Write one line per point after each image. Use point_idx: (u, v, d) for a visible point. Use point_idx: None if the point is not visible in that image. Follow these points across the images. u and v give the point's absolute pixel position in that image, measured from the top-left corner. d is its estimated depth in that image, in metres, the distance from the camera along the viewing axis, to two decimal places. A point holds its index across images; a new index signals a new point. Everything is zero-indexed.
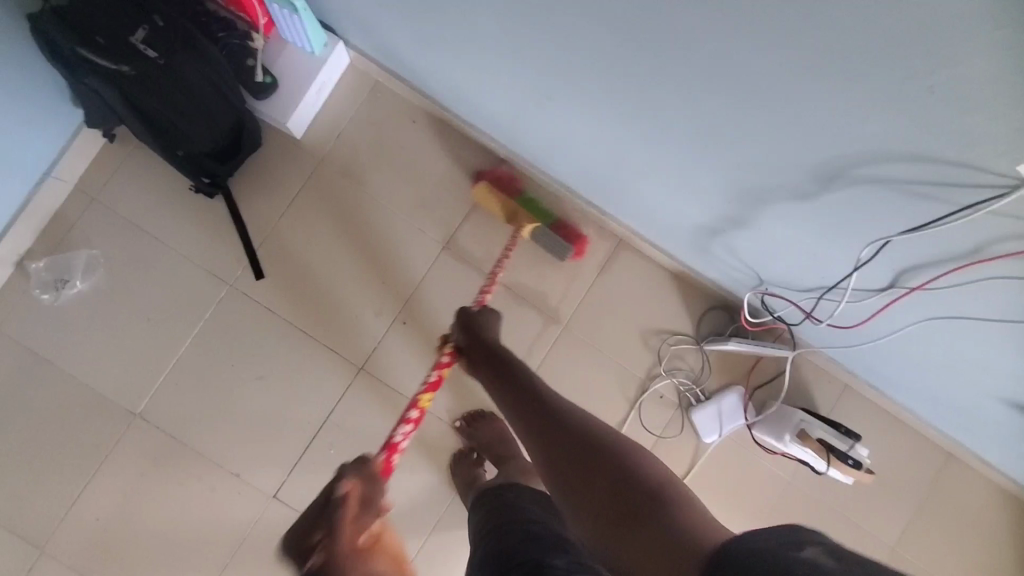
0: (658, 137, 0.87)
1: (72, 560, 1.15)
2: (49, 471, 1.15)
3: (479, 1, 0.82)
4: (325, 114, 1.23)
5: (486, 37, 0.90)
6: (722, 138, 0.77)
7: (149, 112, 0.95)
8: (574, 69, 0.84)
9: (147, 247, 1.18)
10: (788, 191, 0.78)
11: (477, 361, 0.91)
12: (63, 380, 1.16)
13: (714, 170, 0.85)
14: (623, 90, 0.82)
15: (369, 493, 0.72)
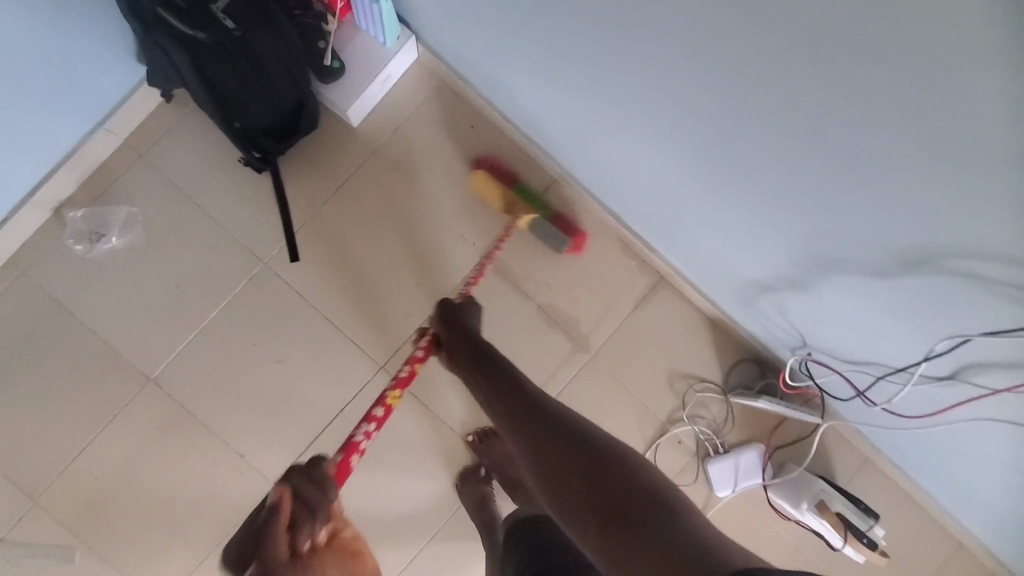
0: (730, 186, 0.85)
1: (64, 515, 1.13)
2: (57, 422, 1.14)
3: (570, 23, 0.80)
4: (385, 105, 1.21)
5: (568, 58, 0.88)
6: (801, 201, 0.75)
7: (216, 80, 0.94)
8: (658, 106, 0.82)
9: (187, 212, 1.17)
10: (862, 266, 0.75)
11: (457, 358, 0.89)
12: (83, 333, 1.14)
13: (782, 231, 0.83)
14: (704, 134, 0.80)
15: (318, 496, 0.60)
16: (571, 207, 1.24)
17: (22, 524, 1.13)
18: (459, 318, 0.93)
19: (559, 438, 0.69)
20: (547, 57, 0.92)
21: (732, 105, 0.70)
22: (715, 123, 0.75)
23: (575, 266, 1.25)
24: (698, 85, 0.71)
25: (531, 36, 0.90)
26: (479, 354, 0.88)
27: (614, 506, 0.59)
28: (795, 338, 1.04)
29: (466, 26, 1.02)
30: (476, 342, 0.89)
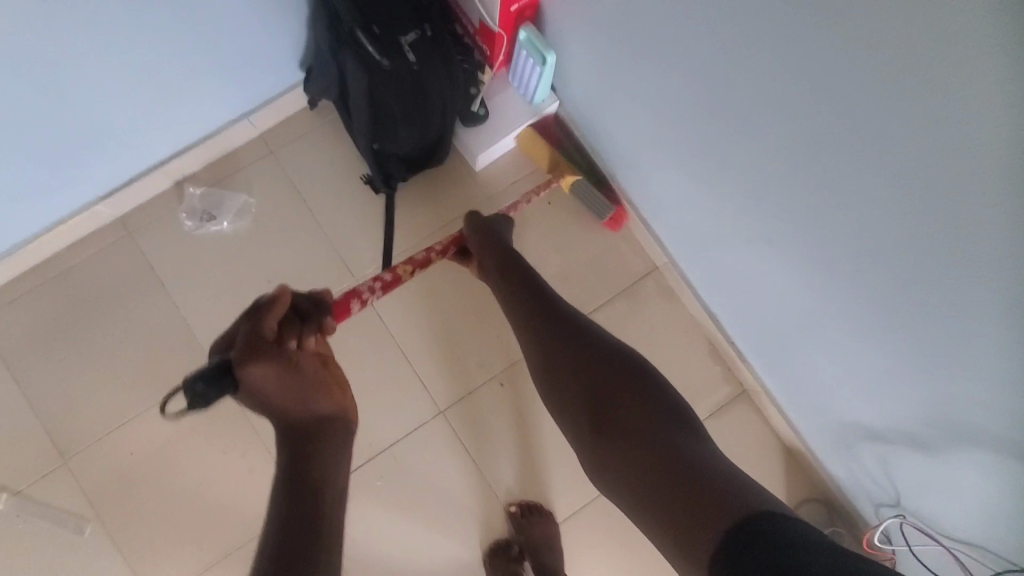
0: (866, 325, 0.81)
1: (88, 482, 1.10)
2: (111, 385, 1.12)
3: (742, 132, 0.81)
4: (509, 159, 1.23)
5: (723, 161, 0.89)
6: (958, 363, 0.71)
7: (379, 103, 0.98)
8: (811, 229, 0.80)
9: (298, 214, 1.19)
10: (1009, 447, 0.70)
11: (488, 266, 0.93)
12: (165, 305, 1.15)
13: (917, 386, 0.79)
14: (853, 269, 0.78)
15: (315, 319, 0.70)
16: (667, 298, 1.22)
17: (43, 480, 1.09)
18: (493, 228, 0.97)
19: (580, 366, 0.76)
20: (697, 154, 0.93)
21: (909, 246, 0.68)
22: (881, 262, 0.73)
23: (658, 358, 1.21)
24: (881, 220, 0.70)
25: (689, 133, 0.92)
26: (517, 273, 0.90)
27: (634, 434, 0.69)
28: (889, 493, 0.97)
29: (618, 105, 1.05)
30: (506, 250, 0.93)
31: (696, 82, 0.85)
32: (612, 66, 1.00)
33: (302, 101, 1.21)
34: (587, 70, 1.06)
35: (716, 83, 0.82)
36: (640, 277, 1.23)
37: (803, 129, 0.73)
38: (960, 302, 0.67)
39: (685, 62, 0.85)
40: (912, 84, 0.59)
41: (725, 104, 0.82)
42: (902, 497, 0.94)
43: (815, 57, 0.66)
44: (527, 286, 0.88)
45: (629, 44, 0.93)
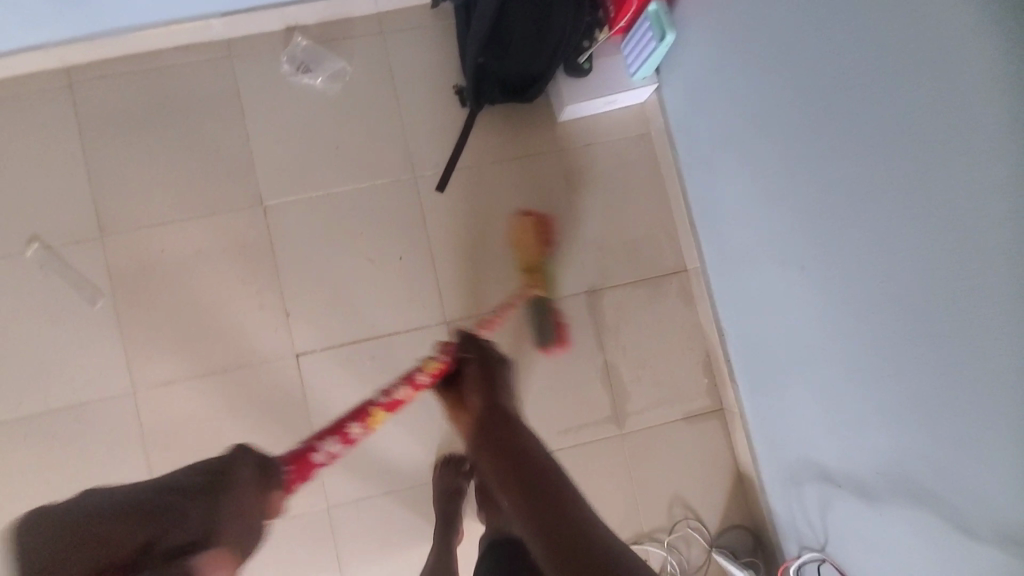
0: (851, 368, 0.87)
1: (114, 262, 1.16)
2: (165, 185, 1.19)
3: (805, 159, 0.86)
4: (592, 121, 1.28)
5: (776, 183, 0.94)
6: (925, 420, 0.76)
7: (505, 22, 1.05)
8: (835, 267, 0.86)
9: (385, 98, 1.24)
10: (946, 509, 0.75)
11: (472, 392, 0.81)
12: (238, 133, 1.21)
13: (880, 434, 0.85)
14: (857, 311, 0.84)
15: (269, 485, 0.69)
16: (686, 300, 1.28)
17: (75, 245, 1.16)
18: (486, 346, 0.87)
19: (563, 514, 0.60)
20: (756, 169, 0.99)
21: (925, 308, 0.73)
22: (895, 315, 0.77)
23: (656, 352, 1.27)
24: (910, 276, 0.73)
25: (756, 148, 0.97)
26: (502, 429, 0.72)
27: None
28: (818, 537, 1.04)
29: (710, 106, 1.08)
30: (494, 380, 0.82)
31: (775, 101, 0.89)
32: (717, 67, 1.02)
33: None
34: (694, 63, 1.09)
35: (792, 110, 0.86)
36: (669, 273, 1.28)
37: (865, 174, 0.76)
38: (955, 371, 0.71)
39: (779, 84, 0.88)
40: (969, 157, 0.63)
41: (794, 130, 0.87)
42: (829, 544, 1.01)
43: (884, 108, 0.71)
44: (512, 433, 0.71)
45: (734, 52, 0.97)
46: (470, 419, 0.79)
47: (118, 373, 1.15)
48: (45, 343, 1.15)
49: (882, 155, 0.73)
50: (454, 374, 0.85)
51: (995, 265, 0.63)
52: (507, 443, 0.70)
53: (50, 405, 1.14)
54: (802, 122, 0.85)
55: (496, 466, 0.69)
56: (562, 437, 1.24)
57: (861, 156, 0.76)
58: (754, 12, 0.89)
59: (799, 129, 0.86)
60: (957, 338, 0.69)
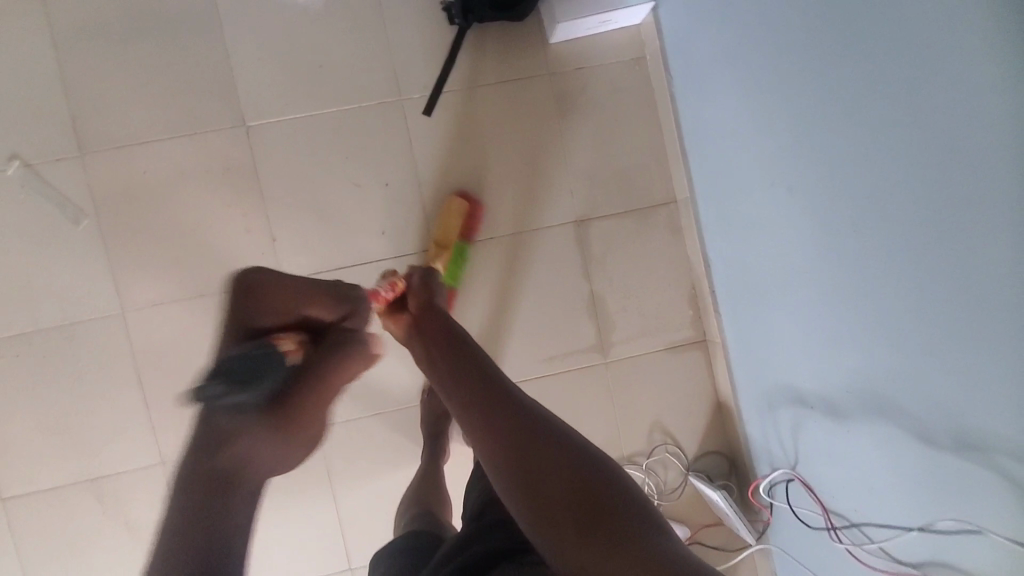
0: (827, 288, 0.89)
1: (96, 181, 1.15)
2: (145, 103, 1.15)
3: (797, 72, 0.84)
4: (586, 44, 1.24)
5: (769, 100, 0.92)
6: (888, 334, 0.78)
7: None
8: (818, 185, 0.85)
9: (371, 14, 1.19)
10: (905, 419, 0.78)
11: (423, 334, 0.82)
12: (219, 48, 1.17)
13: (851, 352, 0.87)
14: (835, 229, 0.84)
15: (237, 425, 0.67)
16: (675, 231, 1.27)
17: (57, 162, 1.14)
18: (434, 284, 0.92)
19: (507, 409, 0.65)
20: (750, 88, 0.97)
21: (902, 220, 0.72)
22: (874, 230, 0.76)
23: (642, 283, 1.27)
24: (891, 186, 0.72)
25: (752, 65, 0.95)
26: (457, 349, 0.75)
27: (557, 472, 0.58)
28: (789, 458, 1.07)
29: (708, 22, 1.04)
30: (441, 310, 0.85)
31: (774, 12, 0.86)
32: None
33: None
34: None
35: (789, 21, 0.84)
36: (659, 205, 1.27)
37: (855, 84, 0.74)
38: (926, 282, 0.70)
39: None
40: (944, 61, 0.61)
41: (789, 43, 0.85)
42: (800, 463, 1.04)
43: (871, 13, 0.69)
44: (466, 351, 0.75)
45: None
46: (420, 353, 0.81)
47: (105, 293, 1.15)
48: (30, 261, 1.14)
49: (872, 62, 0.70)
50: (400, 302, 0.92)
51: (975, 167, 0.60)
52: (461, 348, 0.75)
53: (39, 323, 1.14)
54: (796, 34, 0.83)
55: (446, 375, 0.73)
56: (546, 365, 1.26)
57: (851, 61, 0.73)
58: None
59: (793, 41, 0.84)
60: (931, 248, 0.68)
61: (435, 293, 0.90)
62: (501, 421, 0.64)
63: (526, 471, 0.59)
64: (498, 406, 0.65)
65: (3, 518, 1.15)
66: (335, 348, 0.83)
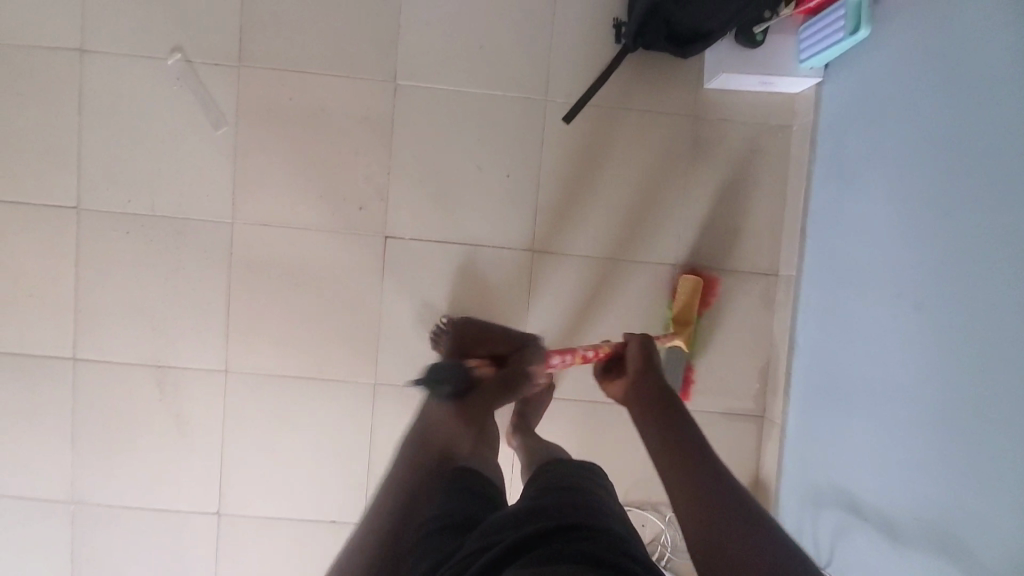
0: (912, 413, 0.89)
1: (244, 95, 1.19)
2: (309, 35, 1.19)
3: (946, 199, 0.85)
4: (737, 99, 1.24)
5: (905, 213, 0.93)
6: (971, 476, 0.78)
7: None
8: (937, 312, 0.85)
9: (542, 12, 1.21)
10: (965, 564, 0.78)
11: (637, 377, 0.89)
12: (391, 3, 1.19)
13: (921, 480, 0.87)
14: (939, 358, 0.84)
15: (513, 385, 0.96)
16: (766, 303, 1.27)
17: (213, 66, 1.18)
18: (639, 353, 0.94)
19: (692, 443, 0.73)
20: (888, 196, 0.97)
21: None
22: (984, 372, 0.77)
23: (719, 343, 1.27)
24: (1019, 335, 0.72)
25: (896, 175, 0.95)
26: (672, 410, 0.79)
27: (720, 510, 0.63)
28: (819, 559, 1.07)
29: (868, 117, 1.03)
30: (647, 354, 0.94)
31: (936, 133, 0.86)
32: (890, 77, 0.97)
33: None
34: (868, 70, 1.03)
35: (950, 147, 0.84)
36: (759, 274, 1.26)
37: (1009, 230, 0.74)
38: None
39: (944, 116, 0.85)
40: None
41: (945, 168, 0.85)
42: (830, 567, 1.05)
43: None
44: (666, 398, 0.83)
45: (910, 68, 0.92)
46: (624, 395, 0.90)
47: (222, 201, 1.20)
48: (162, 151, 1.19)
49: None
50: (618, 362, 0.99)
51: None
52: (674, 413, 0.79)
53: (155, 211, 1.20)
54: (957, 162, 0.83)
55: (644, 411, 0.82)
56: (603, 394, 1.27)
57: (1007, 202, 0.75)
58: (946, 36, 0.85)
59: (950, 168, 0.84)
60: None
61: (655, 368, 0.91)
62: (683, 457, 0.70)
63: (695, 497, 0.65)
64: (688, 443, 0.73)
65: (69, 379, 1.21)
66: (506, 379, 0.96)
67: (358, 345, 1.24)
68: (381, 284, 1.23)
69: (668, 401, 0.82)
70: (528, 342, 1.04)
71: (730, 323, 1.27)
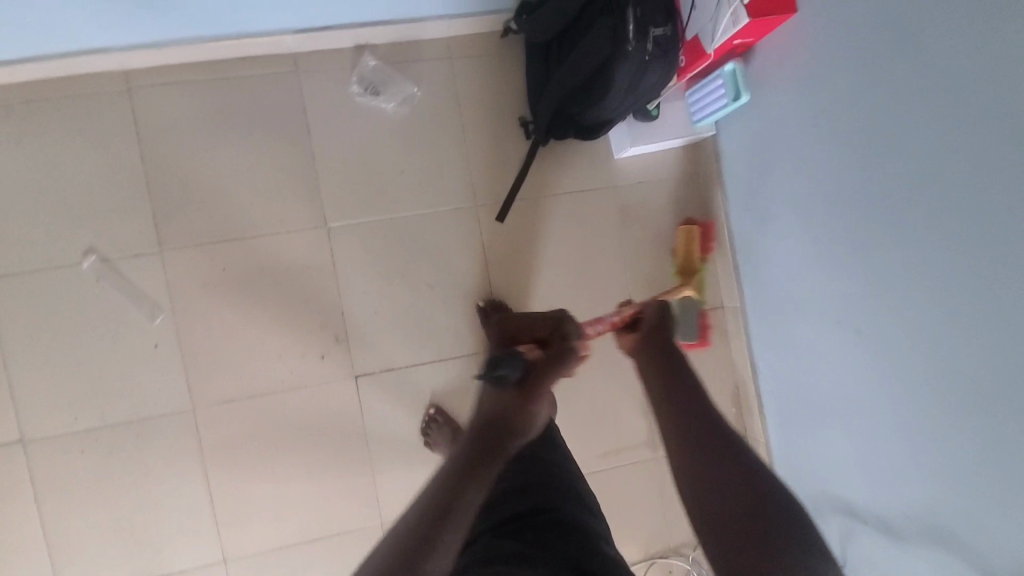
0: (891, 423, 0.99)
1: (174, 277, 1.15)
2: (227, 203, 1.17)
3: (870, 235, 0.96)
4: (646, 161, 1.33)
5: (835, 248, 1.04)
6: (961, 475, 0.89)
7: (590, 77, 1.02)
8: (889, 334, 0.96)
9: (451, 126, 1.25)
10: (969, 555, 0.88)
11: (645, 345, 0.79)
12: (303, 152, 1.19)
13: (914, 484, 0.97)
14: (904, 374, 0.95)
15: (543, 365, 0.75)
16: (721, 334, 1.37)
17: (133, 258, 1.13)
18: (664, 316, 0.84)
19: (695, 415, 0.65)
20: (811, 232, 1.08)
21: (992, 381, 0.82)
22: (950, 384, 0.88)
23: None
24: (975, 349, 0.83)
25: (814, 215, 1.07)
26: (668, 365, 0.73)
27: (709, 462, 0.59)
28: None
29: (771, 165, 1.14)
30: (656, 323, 0.82)
31: (845, 179, 0.98)
32: (783, 130, 1.09)
33: (497, 27, 1.25)
34: (760, 125, 1.14)
35: (863, 192, 0.95)
36: (707, 310, 1.36)
37: (942, 262, 0.85)
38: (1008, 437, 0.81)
39: (850, 165, 0.97)
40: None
41: (862, 209, 0.96)
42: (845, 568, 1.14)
43: (960, 211, 0.81)
44: (678, 377, 0.71)
45: (803, 124, 1.04)
46: (630, 348, 0.82)
47: (178, 390, 1.15)
48: (101, 357, 1.13)
49: (963, 252, 0.82)
50: (629, 321, 0.90)
51: None
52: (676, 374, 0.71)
53: (108, 420, 1.13)
54: (871, 205, 0.94)
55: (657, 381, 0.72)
56: (601, 461, 1.32)
57: (932, 238, 0.86)
58: (833, 97, 0.97)
59: (868, 210, 0.95)
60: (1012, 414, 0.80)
61: (669, 326, 0.82)
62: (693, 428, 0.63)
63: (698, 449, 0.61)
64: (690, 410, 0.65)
65: None
66: (562, 357, 0.76)
67: (354, 489, 1.22)
68: (361, 422, 1.22)
69: (670, 363, 0.74)
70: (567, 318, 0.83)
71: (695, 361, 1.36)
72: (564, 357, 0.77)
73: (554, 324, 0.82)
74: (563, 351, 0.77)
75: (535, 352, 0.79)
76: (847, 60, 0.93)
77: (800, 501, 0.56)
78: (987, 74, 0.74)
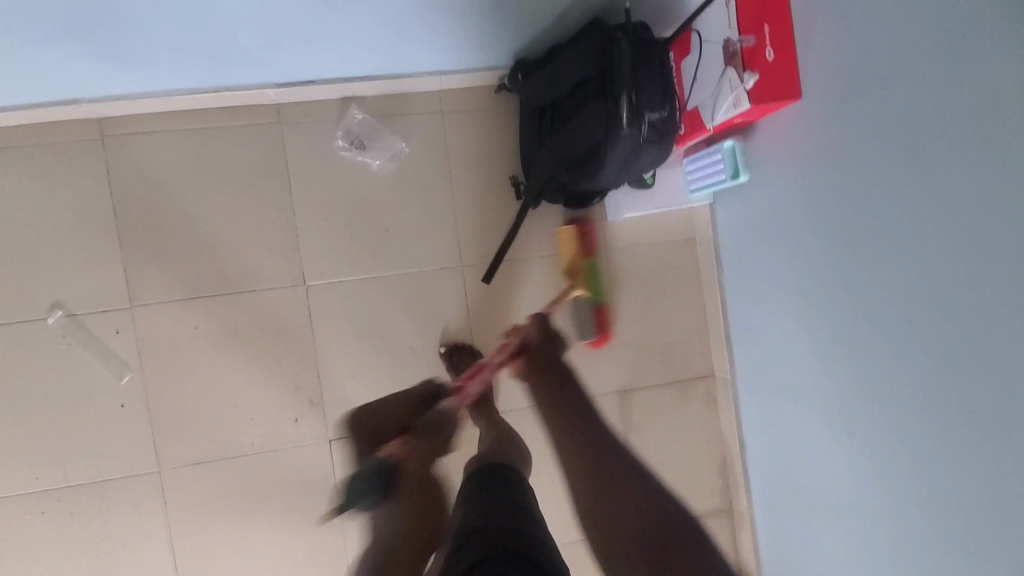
0: (881, 529, 0.95)
1: (145, 335, 1.11)
2: (203, 259, 1.12)
3: (866, 337, 0.92)
4: (640, 224, 1.29)
5: (829, 341, 1.00)
6: None
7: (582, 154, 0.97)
8: (881, 440, 0.92)
9: (440, 183, 1.20)
10: None
11: (539, 377, 0.99)
12: (284, 207, 1.15)
13: None
14: (897, 483, 0.91)
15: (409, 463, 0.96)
16: (710, 403, 1.33)
17: (103, 315, 1.09)
18: (551, 338, 1.05)
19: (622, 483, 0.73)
20: (806, 320, 1.04)
21: (987, 511, 0.78)
22: (945, 503, 0.84)
23: (676, 451, 1.32)
24: (972, 474, 0.79)
25: (809, 303, 1.02)
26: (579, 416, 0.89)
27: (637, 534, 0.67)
28: None
29: (768, 243, 1.10)
30: (550, 366, 1.00)
31: (843, 275, 0.94)
32: (783, 212, 1.04)
33: (491, 82, 1.20)
34: (759, 202, 1.10)
35: (861, 292, 0.91)
36: (697, 378, 1.32)
37: (940, 379, 0.81)
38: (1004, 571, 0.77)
39: (848, 262, 0.92)
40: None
41: (861, 309, 0.92)
42: None
43: (961, 332, 0.77)
44: (588, 423, 0.87)
45: (803, 211, 0.99)
46: (523, 368, 1.02)
47: (144, 451, 1.11)
48: (64, 416, 1.09)
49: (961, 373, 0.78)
50: (521, 347, 1.04)
51: None
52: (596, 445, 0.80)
53: (69, 481, 1.09)
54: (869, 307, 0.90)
55: (571, 444, 0.83)
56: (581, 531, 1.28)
57: (932, 353, 0.82)
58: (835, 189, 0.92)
59: (865, 310, 0.91)
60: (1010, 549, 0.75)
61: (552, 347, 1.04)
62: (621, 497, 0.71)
63: (630, 524, 0.68)
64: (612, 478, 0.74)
65: None
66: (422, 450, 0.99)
67: (324, 555, 1.18)
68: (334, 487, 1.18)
69: (572, 410, 0.91)
70: (440, 389, 1.12)
71: (682, 430, 1.32)
72: (429, 430, 1.02)
73: (429, 393, 1.12)
74: (409, 451, 0.97)
75: (393, 449, 0.98)
76: (850, 155, 0.88)
77: (707, 536, 0.67)
78: (998, 198, 0.69)
